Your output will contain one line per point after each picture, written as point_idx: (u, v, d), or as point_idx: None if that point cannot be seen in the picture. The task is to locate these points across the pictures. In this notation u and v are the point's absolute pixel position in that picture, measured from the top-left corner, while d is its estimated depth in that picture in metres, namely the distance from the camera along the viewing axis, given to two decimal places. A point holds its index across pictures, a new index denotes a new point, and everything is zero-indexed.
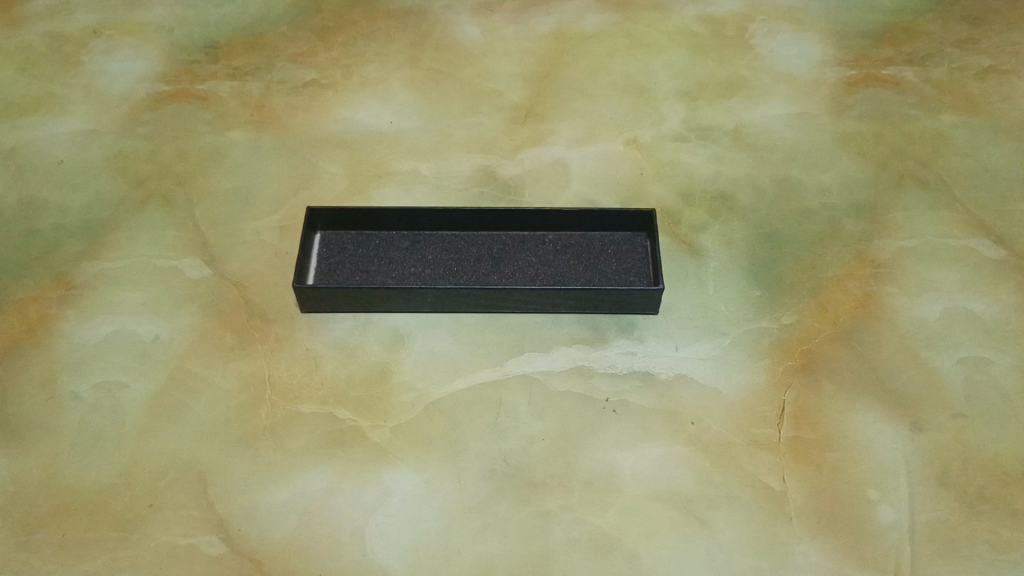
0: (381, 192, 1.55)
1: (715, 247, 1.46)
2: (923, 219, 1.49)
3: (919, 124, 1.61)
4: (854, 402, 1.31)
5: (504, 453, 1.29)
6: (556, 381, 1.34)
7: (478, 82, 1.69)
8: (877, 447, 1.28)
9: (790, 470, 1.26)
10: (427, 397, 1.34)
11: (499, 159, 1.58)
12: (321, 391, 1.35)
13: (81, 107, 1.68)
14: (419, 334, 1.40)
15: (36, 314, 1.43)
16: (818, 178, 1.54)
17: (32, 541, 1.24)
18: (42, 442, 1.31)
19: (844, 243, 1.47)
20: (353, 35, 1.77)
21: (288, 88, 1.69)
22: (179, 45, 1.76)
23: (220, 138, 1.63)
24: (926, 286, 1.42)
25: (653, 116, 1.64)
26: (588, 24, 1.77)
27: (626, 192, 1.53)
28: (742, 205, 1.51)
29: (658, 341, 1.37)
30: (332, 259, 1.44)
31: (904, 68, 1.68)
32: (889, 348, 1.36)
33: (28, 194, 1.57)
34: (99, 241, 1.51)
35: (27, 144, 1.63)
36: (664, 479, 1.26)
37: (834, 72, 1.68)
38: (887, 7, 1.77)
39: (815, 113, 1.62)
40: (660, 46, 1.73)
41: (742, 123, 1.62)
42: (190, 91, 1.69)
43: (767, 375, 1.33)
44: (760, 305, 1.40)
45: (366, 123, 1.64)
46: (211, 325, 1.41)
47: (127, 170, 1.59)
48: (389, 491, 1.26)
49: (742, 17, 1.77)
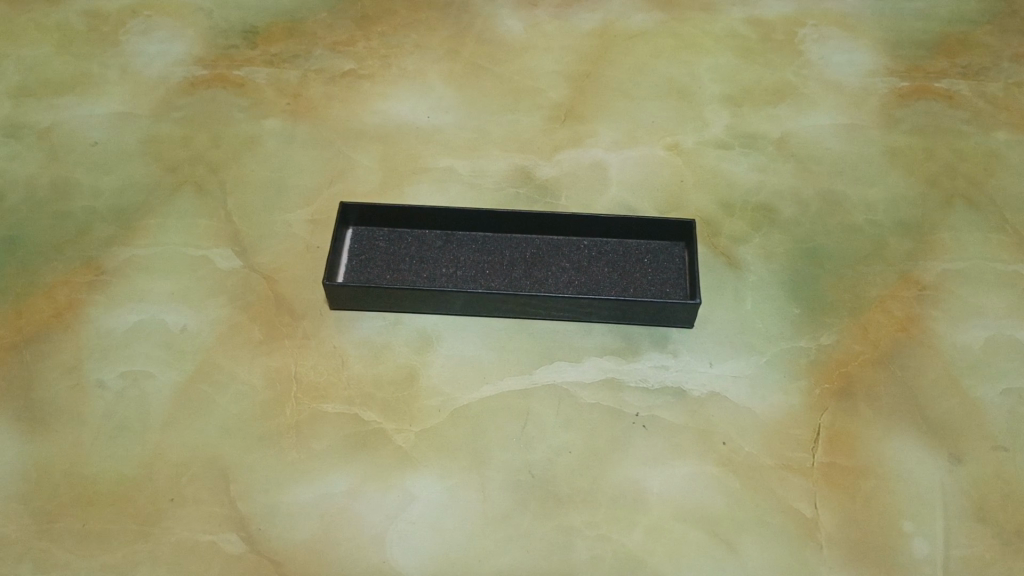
0: (415, 188, 1.52)
1: (754, 261, 1.43)
2: (971, 241, 1.45)
3: (971, 141, 1.56)
4: (891, 429, 1.28)
5: (530, 464, 1.26)
6: (586, 393, 1.32)
7: (519, 78, 1.66)
8: (913, 476, 1.24)
9: (822, 497, 1.23)
10: (454, 402, 1.32)
11: (537, 159, 1.55)
12: (347, 390, 1.33)
13: (117, 88, 1.67)
14: (448, 337, 1.37)
15: (65, 298, 1.42)
16: (863, 194, 1.50)
17: (53, 530, 1.23)
18: (67, 429, 1.31)
19: (888, 262, 1.43)
20: (393, 25, 1.75)
21: (325, 77, 1.67)
22: (217, 29, 1.74)
23: (255, 126, 1.61)
24: (971, 312, 1.38)
25: (696, 121, 1.60)
26: (633, 23, 1.73)
27: (665, 199, 1.50)
28: (784, 218, 1.47)
29: (691, 356, 1.34)
30: (364, 257, 1.42)
31: (958, 81, 1.63)
32: (930, 374, 1.32)
33: (61, 176, 1.56)
34: (131, 226, 1.50)
35: (62, 125, 1.62)
36: (693, 499, 1.23)
37: (885, 83, 1.63)
38: (943, 17, 1.72)
39: (864, 125, 1.58)
40: (705, 48, 1.69)
41: (787, 132, 1.58)
42: (227, 76, 1.67)
43: (802, 397, 1.30)
44: (798, 323, 1.36)
45: (403, 117, 1.61)
46: (240, 318, 1.40)
47: (161, 155, 1.58)
48: (411, 497, 1.25)
49: (792, 21, 1.72)
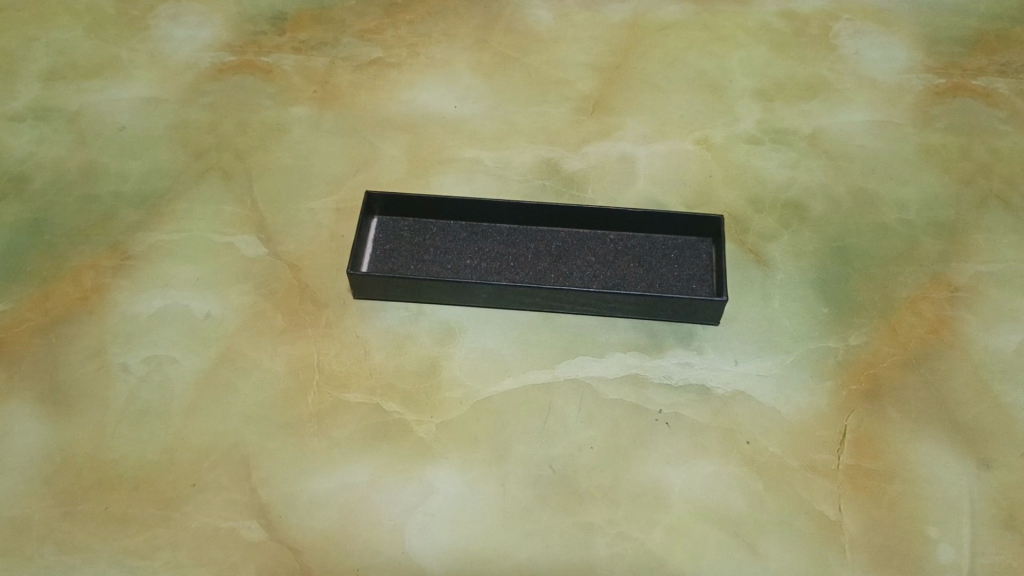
0: (441, 178, 1.51)
1: (783, 259, 1.41)
2: (1005, 243, 1.42)
3: (1008, 140, 1.53)
4: (919, 433, 1.26)
5: (551, 459, 1.26)
6: (609, 388, 1.31)
7: (547, 70, 1.64)
8: (941, 481, 1.22)
9: (847, 499, 1.21)
10: (475, 395, 1.31)
11: (564, 152, 1.54)
12: (368, 380, 1.33)
13: (146, 73, 1.67)
14: (471, 329, 1.37)
15: (91, 282, 1.43)
16: (895, 192, 1.47)
17: (76, 512, 1.24)
18: (90, 413, 1.31)
19: (920, 263, 1.40)
20: (422, 14, 1.74)
21: (353, 65, 1.66)
22: (245, 14, 1.74)
23: (283, 113, 1.61)
24: (1005, 315, 1.35)
25: (726, 115, 1.58)
26: (664, 14, 1.70)
27: (693, 195, 1.48)
28: (814, 216, 1.45)
29: (716, 354, 1.33)
30: (388, 246, 1.41)
31: (995, 79, 1.60)
32: (960, 378, 1.30)
33: (88, 160, 1.57)
34: (157, 211, 1.50)
35: (90, 108, 1.63)
36: (715, 498, 1.22)
37: (920, 80, 1.60)
38: (981, 13, 1.69)
39: (898, 123, 1.55)
40: (737, 41, 1.67)
41: (819, 128, 1.55)
42: (254, 63, 1.67)
43: (829, 398, 1.28)
44: (826, 323, 1.34)
45: (430, 106, 1.60)
46: (263, 305, 1.40)
47: (188, 141, 1.58)
48: (432, 489, 1.24)
49: (826, 15, 1.69)
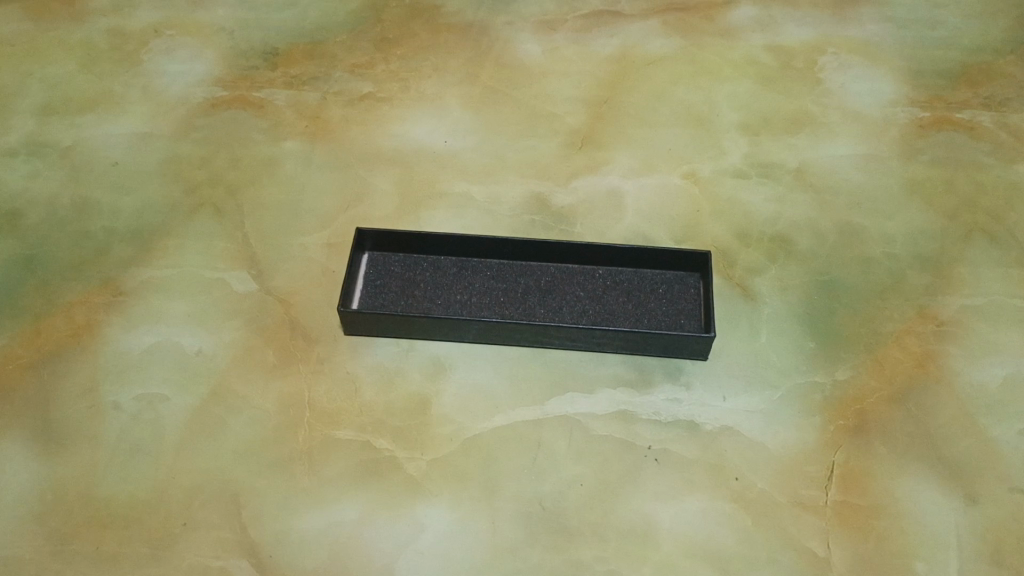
0: (431, 213, 1.53)
1: (770, 293, 1.42)
2: (989, 277, 1.43)
3: (992, 173, 1.55)
4: (906, 469, 1.27)
5: (540, 496, 1.26)
6: (598, 424, 1.31)
7: (537, 103, 1.66)
8: (927, 517, 1.23)
9: (835, 535, 1.22)
10: (465, 431, 1.32)
11: (553, 186, 1.55)
12: (359, 417, 1.33)
13: (139, 107, 1.69)
14: (461, 365, 1.38)
15: (83, 318, 1.43)
16: (881, 226, 1.49)
17: (67, 551, 1.24)
18: (81, 450, 1.32)
19: (906, 297, 1.41)
20: (412, 48, 1.75)
21: (344, 100, 1.68)
22: (238, 49, 1.75)
23: (274, 148, 1.62)
24: (990, 349, 1.36)
25: (714, 149, 1.59)
26: (652, 48, 1.73)
27: (681, 229, 1.49)
28: (800, 250, 1.47)
29: (705, 389, 1.34)
30: (378, 282, 1.42)
31: (979, 112, 1.62)
32: (946, 412, 1.31)
33: (81, 195, 1.58)
34: (149, 247, 1.51)
35: (84, 143, 1.64)
36: (704, 534, 1.23)
37: (905, 113, 1.62)
38: (965, 46, 1.71)
39: (883, 156, 1.57)
40: (724, 75, 1.69)
41: (805, 161, 1.57)
42: (246, 98, 1.69)
43: (816, 433, 1.29)
44: (813, 358, 1.36)
45: (421, 140, 1.62)
46: (255, 342, 1.41)
47: (180, 176, 1.59)
48: (422, 527, 1.24)
49: (812, 48, 1.72)
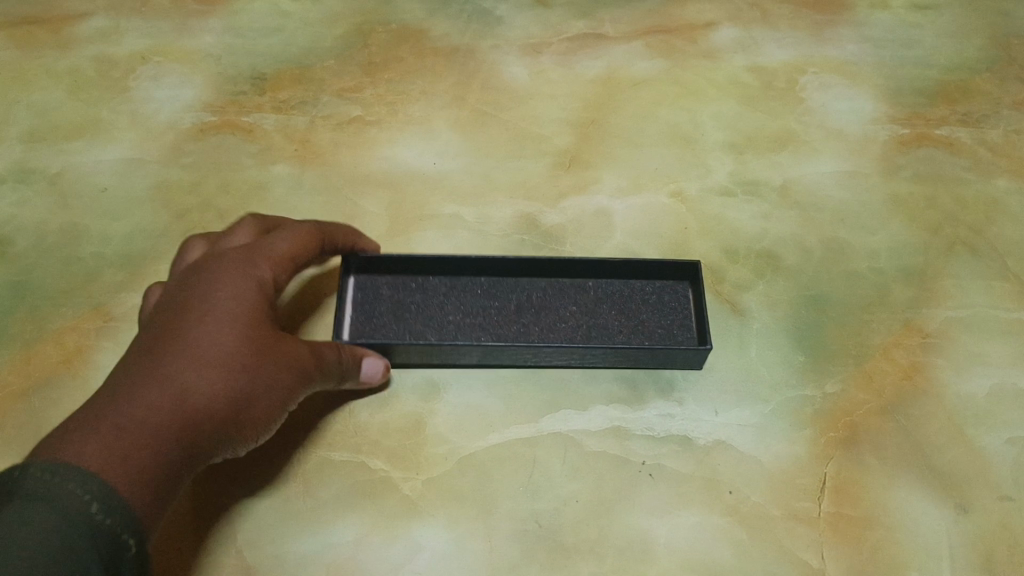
0: (422, 234, 1.54)
1: (759, 309, 1.44)
2: (973, 289, 1.46)
3: (973, 188, 1.58)
4: (897, 479, 1.28)
5: (536, 513, 1.27)
6: (593, 441, 1.32)
7: (525, 125, 1.68)
8: (920, 528, 1.25)
9: (829, 547, 1.23)
10: (460, 450, 1.32)
11: (542, 207, 1.57)
12: (353, 438, 1.34)
13: (128, 133, 1.69)
14: (454, 384, 1.39)
15: (74, 344, 1.43)
16: (866, 241, 1.52)
17: None
18: None
19: (892, 310, 1.44)
20: (400, 72, 1.77)
21: (334, 124, 1.69)
22: (226, 75, 1.77)
23: (264, 172, 1.63)
24: (975, 360, 1.39)
25: (700, 168, 1.61)
26: (637, 69, 1.75)
27: (670, 246, 1.51)
28: (787, 265, 1.49)
29: (697, 404, 1.35)
30: (368, 306, 1.42)
31: (958, 128, 1.65)
32: (935, 423, 1.33)
33: (70, 222, 1.58)
34: (140, 272, 1.51)
35: (72, 170, 1.64)
36: (700, 549, 1.23)
37: (886, 130, 1.66)
38: (942, 65, 1.75)
39: (866, 173, 1.60)
40: (708, 95, 1.71)
41: (790, 179, 1.59)
42: (236, 122, 1.70)
43: (808, 447, 1.31)
44: (803, 371, 1.37)
45: (410, 162, 1.63)
46: None
47: (170, 202, 1.60)
48: (418, 547, 1.24)
49: (793, 68, 1.75)
